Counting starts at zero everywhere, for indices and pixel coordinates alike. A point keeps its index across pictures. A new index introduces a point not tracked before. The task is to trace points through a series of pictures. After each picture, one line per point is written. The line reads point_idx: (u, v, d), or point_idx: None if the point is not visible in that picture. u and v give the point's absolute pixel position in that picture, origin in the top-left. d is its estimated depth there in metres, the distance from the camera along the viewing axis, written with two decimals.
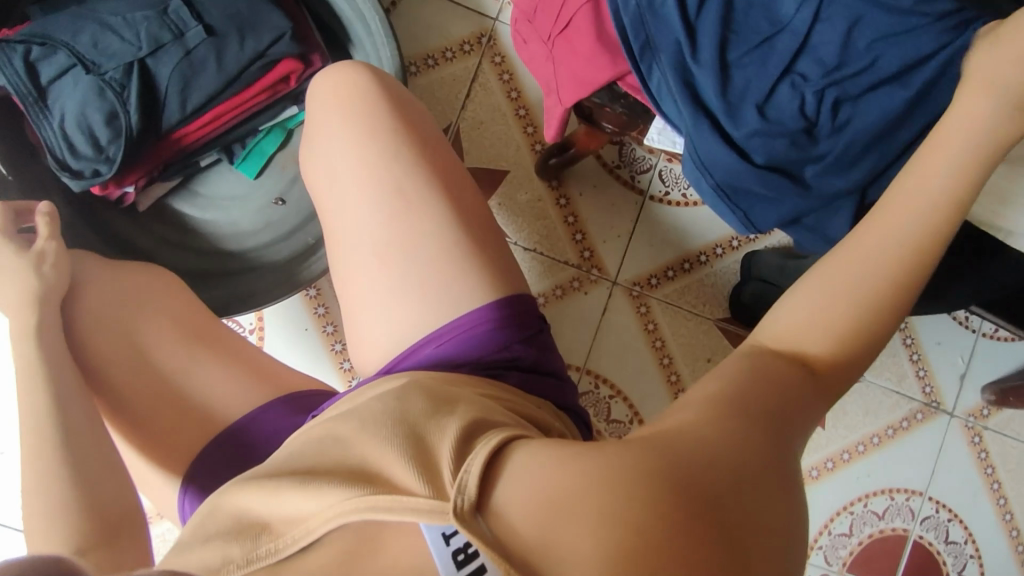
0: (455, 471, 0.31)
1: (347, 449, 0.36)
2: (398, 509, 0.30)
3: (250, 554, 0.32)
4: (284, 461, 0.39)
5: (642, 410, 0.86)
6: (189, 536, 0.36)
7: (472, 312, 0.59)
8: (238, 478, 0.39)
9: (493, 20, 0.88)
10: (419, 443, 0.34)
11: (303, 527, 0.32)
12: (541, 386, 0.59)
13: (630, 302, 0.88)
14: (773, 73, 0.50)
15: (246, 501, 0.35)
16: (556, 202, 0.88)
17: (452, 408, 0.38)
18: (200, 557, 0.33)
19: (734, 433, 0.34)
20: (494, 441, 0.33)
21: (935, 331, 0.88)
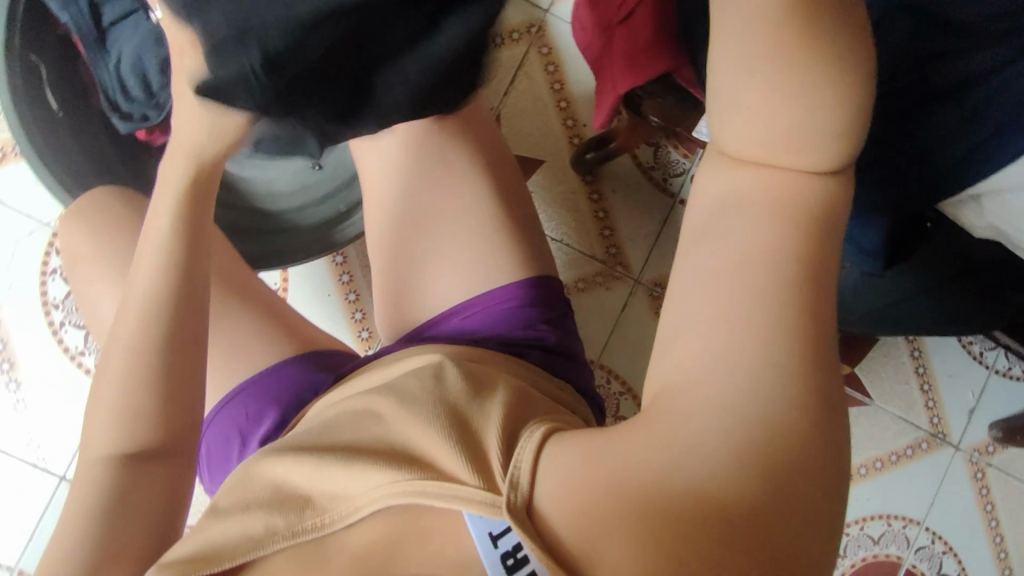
0: (506, 465, 0.32)
1: (391, 428, 0.37)
2: (450, 497, 0.31)
3: (296, 526, 0.33)
4: (320, 430, 0.40)
5: None
6: (223, 501, 0.37)
7: (500, 288, 0.60)
8: (276, 445, 0.40)
9: (545, 10, 0.88)
10: (465, 428, 0.34)
11: (350, 506, 0.33)
12: (563, 369, 0.59)
13: (649, 301, 0.87)
14: None
15: (286, 470, 0.36)
16: (589, 197, 0.88)
17: (492, 392, 0.39)
18: (241, 524, 0.34)
19: (774, 395, 0.29)
20: (539, 434, 0.33)
21: (949, 363, 0.88)
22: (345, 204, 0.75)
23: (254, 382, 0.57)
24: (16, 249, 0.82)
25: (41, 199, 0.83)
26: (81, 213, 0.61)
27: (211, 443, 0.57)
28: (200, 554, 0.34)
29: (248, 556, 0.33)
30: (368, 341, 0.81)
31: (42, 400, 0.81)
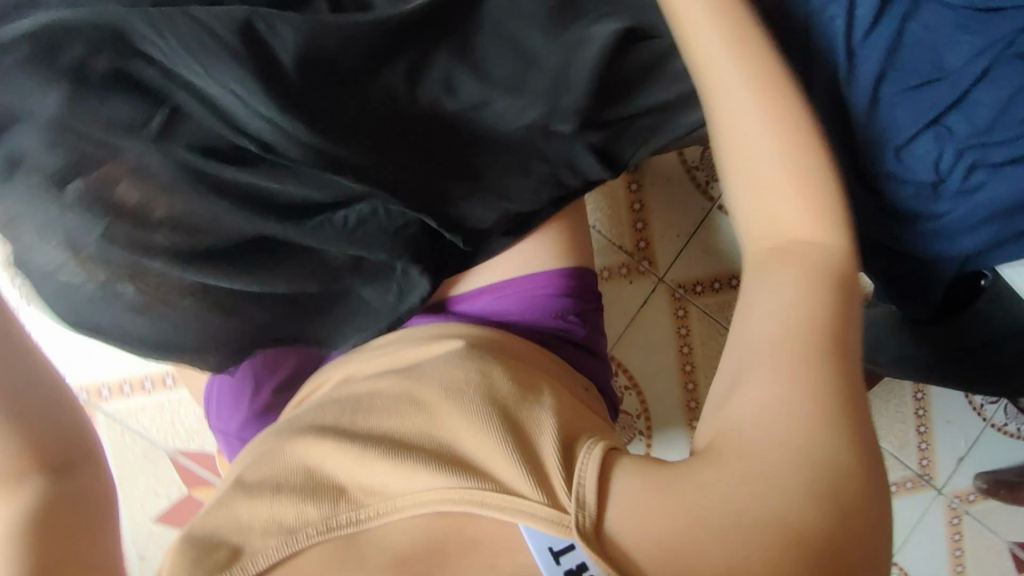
0: (570, 482, 0.35)
1: (439, 424, 0.40)
2: (516, 510, 0.34)
3: (331, 520, 0.37)
4: (351, 412, 0.43)
5: (653, 409, 0.87)
6: (253, 478, 0.40)
7: (534, 273, 0.55)
8: (305, 428, 0.43)
9: None
10: (522, 435, 0.37)
11: (391, 503, 0.37)
12: (587, 366, 0.57)
13: (670, 302, 0.86)
14: (919, 121, 0.46)
15: (320, 459, 0.40)
16: (627, 186, 0.86)
17: (537, 395, 0.42)
18: (272, 508, 0.37)
19: (821, 436, 0.33)
20: (598, 453, 0.36)
21: (949, 409, 0.89)
22: None
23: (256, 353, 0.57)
24: None
25: None
26: None
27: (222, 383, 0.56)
28: (222, 534, 0.37)
29: (282, 548, 0.36)
30: None
31: (48, 305, 0.80)
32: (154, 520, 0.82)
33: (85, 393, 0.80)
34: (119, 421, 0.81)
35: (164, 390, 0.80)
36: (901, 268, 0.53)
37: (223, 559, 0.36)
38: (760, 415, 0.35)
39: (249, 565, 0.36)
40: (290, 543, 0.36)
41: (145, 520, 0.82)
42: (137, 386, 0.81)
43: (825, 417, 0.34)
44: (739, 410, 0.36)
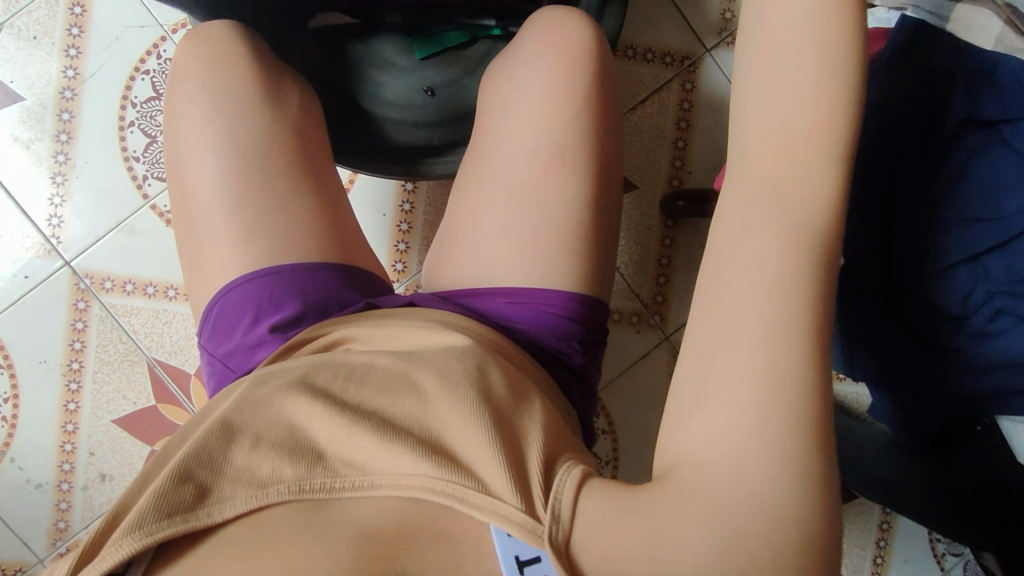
0: (547, 497, 0.35)
1: (430, 410, 0.41)
2: (492, 512, 0.35)
3: (304, 484, 0.37)
4: (344, 377, 0.43)
5: (623, 459, 0.86)
6: (234, 417, 0.40)
7: (551, 291, 0.57)
8: (292, 380, 0.43)
9: (706, 49, 0.87)
10: (513, 442, 0.38)
11: (367, 479, 0.38)
12: (575, 394, 0.57)
13: (669, 361, 0.87)
14: (964, 253, 0.47)
15: (306, 418, 0.40)
16: (661, 239, 0.87)
17: (530, 404, 0.42)
18: (252, 457, 0.38)
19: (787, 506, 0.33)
20: (578, 473, 0.36)
21: (909, 548, 0.88)
22: (440, 138, 0.76)
23: (229, 292, 0.56)
24: (122, 35, 0.82)
25: None
26: (203, 44, 0.61)
27: (225, 304, 0.56)
28: (196, 475, 0.37)
29: (249, 500, 0.37)
30: (399, 274, 0.82)
31: (82, 185, 0.81)
32: (112, 422, 0.82)
33: (88, 279, 0.81)
34: (111, 317, 0.81)
35: (165, 300, 0.81)
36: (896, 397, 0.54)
37: (189, 498, 0.36)
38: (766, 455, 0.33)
39: (215, 511, 0.36)
40: (258, 498, 0.37)
41: (103, 419, 0.82)
42: (139, 288, 0.81)
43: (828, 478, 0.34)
44: (721, 455, 0.34)
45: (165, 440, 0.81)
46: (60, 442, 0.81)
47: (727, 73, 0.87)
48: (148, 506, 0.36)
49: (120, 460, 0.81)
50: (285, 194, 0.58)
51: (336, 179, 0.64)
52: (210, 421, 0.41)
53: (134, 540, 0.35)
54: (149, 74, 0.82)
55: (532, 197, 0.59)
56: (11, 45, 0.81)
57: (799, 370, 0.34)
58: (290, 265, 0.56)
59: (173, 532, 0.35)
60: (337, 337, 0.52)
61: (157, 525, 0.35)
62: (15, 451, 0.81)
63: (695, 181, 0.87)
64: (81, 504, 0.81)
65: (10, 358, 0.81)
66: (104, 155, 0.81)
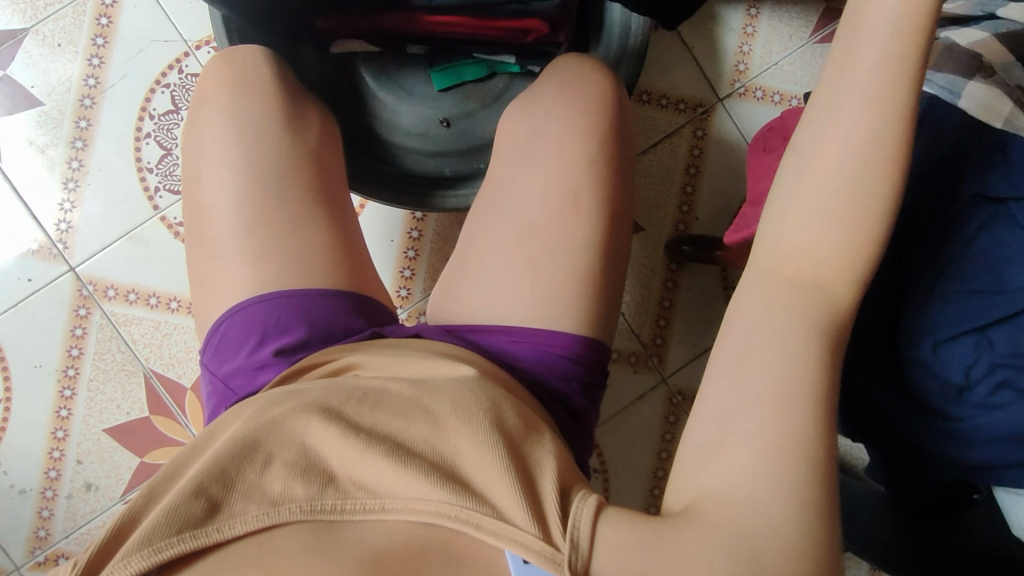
0: (565, 524, 0.35)
1: (444, 436, 0.40)
2: (507, 538, 0.35)
3: (315, 503, 0.37)
4: (357, 400, 0.43)
5: (614, 498, 0.86)
6: (247, 436, 0.40)
7: (557, 331, 0.57)
8: (306, 400, 0.43)
9: (719, 99, 0.89)
10: (526, 470, 0.38)
11: (377, 504, 0.38)
12: (573, 435, 0.57)
13: (665, 403, 0.87)
14: (967, 324, 0.48)
15: (319, 439, 0.40)
16: (664, 282, 0.88)
17: (541, 436, 0.42)
18: (265, 475, 0.38)
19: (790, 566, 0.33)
20: (594, 501, 0.37)
21: None
22: (452, 169, 0.77)
23: (237, 312, 0.56)
24: (145, 48, 0.83)
25: (189, 15, 0.83)
26: (230, 66, 0.62)
27: (231, 323, 0.56)
28: (207, 493, 0.37)
29: (260, 518, 0.37)
30: (403, 300, 0.82)
31: (94, 191, 0.82)
32: (103, 431, 0.81)
33: (92, 286, 0.81)
34: (111, 325, 0.81)
35: (167, 312, 0.81)
36: (900, 465, 0.55)
37: (200, 512, 0.36)
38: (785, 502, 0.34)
39: (225, 528, 0.36)
40: (269, 516, 0.37)
41: (95, 427, 0.81)
42: (142, 298, 0.81)
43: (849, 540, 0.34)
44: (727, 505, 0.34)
45: (155, 453, 0.81)
46: (48, 448, 0.80)
47: (739, 123, 0.89)
48: (158, 521, 0.35)
49: (108, 470, 0.80)
50: (302, 218, 0.59)
51: (351, 204, 0.64)
52: (223, 437, 0.41)
53: (143, 557, 0.34)
54: (170, 88, 0.83)
55: (543, 238, 0.59)
56: (35, 50, 0.82)
57: (815, 425, 0.35)
58: (299, 289, 0.57)
59: (180, 549, 0.35)
60: (346, 362, 0.51)
61: (167, 541, 0.35)
62: (2, 455, 0.80)
63: (701, 227, 0.88)
64: (65, 513, 0.80)
65: (5, 361, 0.81)
66: (118, 163, 0.82)
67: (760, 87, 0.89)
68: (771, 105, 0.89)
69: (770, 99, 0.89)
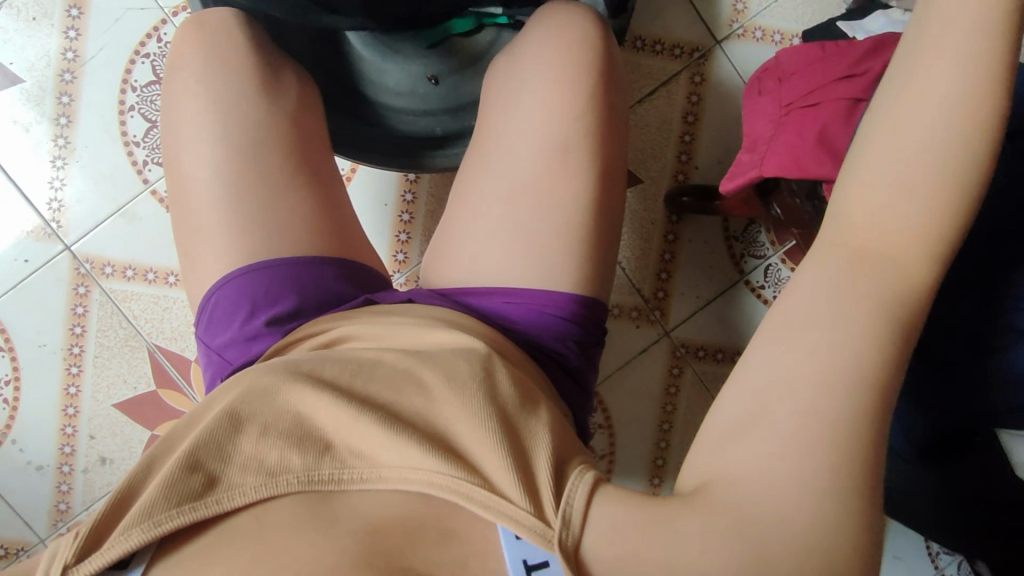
0: (558, 501, 0.35)
1: (436, 410, 0.40)
2: (498, 512, 0.35)
3: (311, 473, 0.37)
4: (351, 372, 0.43)
5: (619, 453, 0.86)
6: (241, 408, 0.39)
7: (551, 290, 0.56)
8: (296, 370, 0.42)
9: (716, 42, 0.85)
10: (520, 444, 0.37)
11: (375, 472, 0.37)
12: (570, 395, 0.57)
13: (668, 357, 0.87)
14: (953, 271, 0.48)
15: (312, 407, 0.40)
16: (664, 234, 0.87)
17: (536, 407, 0.42)
18: (254, 449, 0.38)
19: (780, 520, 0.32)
20: (592, 479, 0.36)
21: (903, 545, 0.88)
22: (444, 128, 0.76)
23: (228, 282, 0.55)
24: (122, 17, 0.81)
25: None
26: (204, 33, 0.60)
27: (220, 297, 0.55)
28: (207, 460, 0.37)
29: (259, 490, 0.37)
30: (399, 264, 0.82)
31: (80, 168, 0.81)
32: (113, 406, 0.82)
33: (88, 264, 0.81)
34: (111, 303, 0.81)
35: (164, 286, 0.81)
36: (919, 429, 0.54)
37: (198, 486, 0.36)
38: (784, 455, 0.33)
39: (224, 499, 0.36)
40: (267, 488, 0.37)
41: (103, 403, 0.82)
42: (139, 274, 0.81)
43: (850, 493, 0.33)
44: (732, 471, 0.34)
45: (166, 425, 0.82)
46: (60, 425, 0.81)
47: (737, 67, 0.85)
48: (157, 495, 0.35)
49: (120, 443, 0.82)
50: (285, 188, 0.58)
51: (336, 171, 0.63)
52: (218, 408, 0.40)
53: (143, 531, 0.34)
54: (150, 57, 0.81)
55: (534, 198, 0.58)
56: (9, 24, 0.80)
57: None
58: (291, 258, 0.56)
59: (183, 521, 0.35)
60: (338, 333, 0.51)
61: (167, 514, 0.35)
62: (16, 433, 0.81)
63: (701, 176, 0.86)
64: (83, 486, 0.82)
65: (11, 342, 0.81)
66: (103, 140, 0.81)
67: (760, 28, 0.85)
68: (772, 45, 0.85)
69: (771, 40, 0.85)
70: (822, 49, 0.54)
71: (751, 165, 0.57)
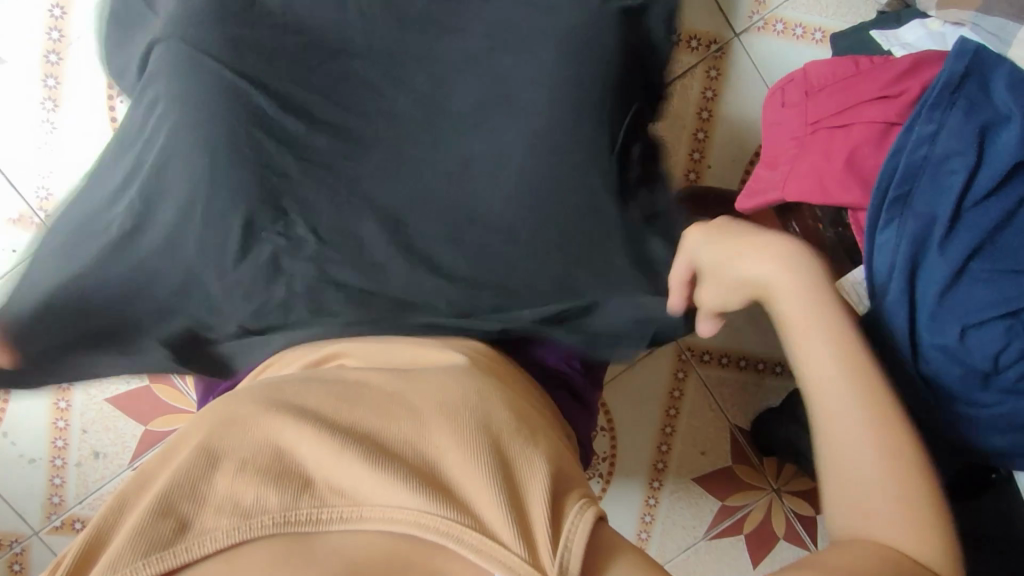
0: (554, 547, 0.33)
1: (425, 440, 0.38)
2: (491, 557, 0.33)
3: (289, 512, 0.34)
4: (337, 399, 0.40)
5: (620, 457, 0.84)
6: (216, 443, 0.36)
7: None
8: (277, 402, 0.39)
9: (735, 34, 0.82)
10: (511, 475, 0.36)
11: (356, 511, 0.35)
12: (573, 415, 0.56)
13: (673, 361, 0.85)
14: (1000, 305, 0.43)
15: (294, 442, 0.37)
16: None
17: (533, 435, 0.40)
18: (229, 486, 0.34)
19: None
20: (589, 516, 0.34)
21: None
22: None
23: None
24: None
25: None
26: None
27: None
28: (175, 500, 0.33)
29: (232, 533, 0.33)
30: None
31: (67, 156, 0.78)
32: (105, 400, 0.81)
33: None
34: None
35: None
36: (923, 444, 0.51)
37: (168, 532, 0.32)
38: None
39: (194, 547, 0.32)
40: (242, 530, 0.33)
41: (95, 397, 0.80)
42: None
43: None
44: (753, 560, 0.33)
45: (159, 420, 0.80)
46: (52, 419, 0.80)
47: (755, 61, 0.82)
48: (122, 547, 0.31)
49: (114, 438, 0.81)
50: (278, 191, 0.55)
51: None
52: (190, 446, 0.37)
53: None
54: None
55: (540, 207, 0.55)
56: None
57: None
58: None
59: (149, 575, 0.31)
60: (329, 352, 0.48)
61: (131, 567, 0.31)
62: (6, 427, 0.80)
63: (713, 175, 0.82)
64: (76, 479, 0.80)
65: None
66: (92, 127, 0.78)
67: (780, 20, 0.82)
68: (791, 39, 0.82)
69: (791, 33, 0.82)
70: (853, 67, 0.53)
71: (772, 182, 0.55)
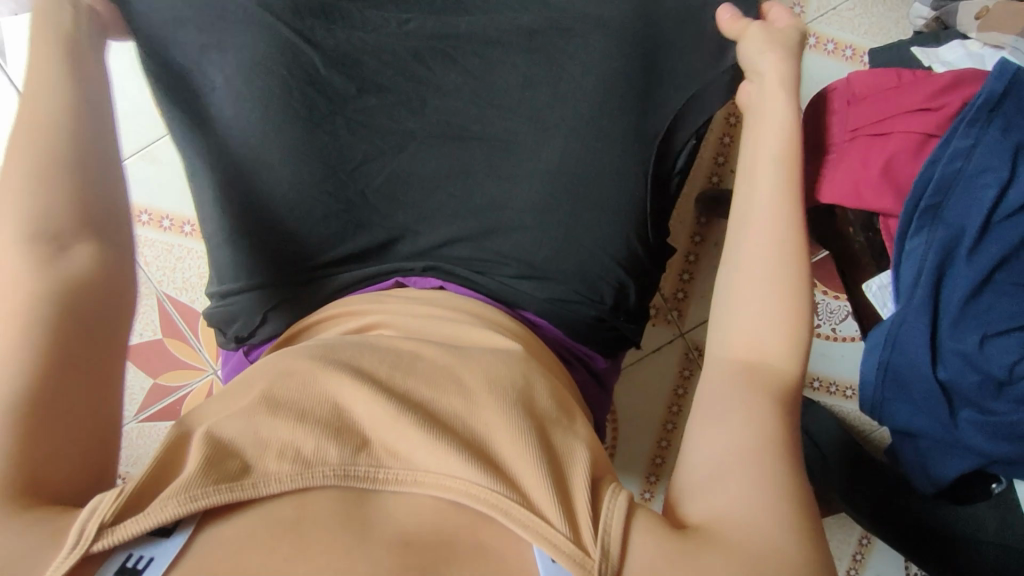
0: (597, 530, 0.33)
1: (474, 412, 0.38)
2: (538, 534, 0.33)
3: (346, 467, 0.34)
4: (390, 365, 0.41)
5: (620, 448, 0.86)
6: (278, 393, 0.37)
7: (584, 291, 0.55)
8: (335, 360, 0.40)
9: None
10: (558, 459, 0.36)
11: (410, 475, 0.35)
12: (592, 397, 0.57)
13: (680, 358, 0.86)
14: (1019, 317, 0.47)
15: (350, 401, 0.37)
16: (692, 236, 0.86)
17: (572, 422, 0.41)
18: (286, 436, 0.35)
19: None
20: (625, 504, 0.35)
21: (886, 566, 0.88)
22: None
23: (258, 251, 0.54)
24: None
25: None
26: None
27: None
28: (237, 443, 0.34)
29: (292, 480, 0.33)
30: None
31: None
32: None
33: None
34: None
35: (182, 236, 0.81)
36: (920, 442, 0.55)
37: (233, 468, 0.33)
38: None
39: (258, 485, 0.33)
40: (300, 478, 0.33)
41: None
42: (155, 220, 0.80)
43: (781, 471, 0.36)
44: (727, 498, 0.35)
45: (170, 374, 0.80)
46: None
47: None
48: (193, 471, 0.32)
49: None
50: None
51: None
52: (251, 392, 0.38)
53: (177, 503, 0.31)
54: None
55: None
56: None
57: None
58: None
59: (217, 501, 0.32)
60: (370, 320, 0.49)
61: (203, 490, 0.32)
62: None
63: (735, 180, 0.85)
64: None
65: None
66: None
67: (813, 34, 0.84)
68: (822, 53, 0.84)
69: (822, 47, 0.84)
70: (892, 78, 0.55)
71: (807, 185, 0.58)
